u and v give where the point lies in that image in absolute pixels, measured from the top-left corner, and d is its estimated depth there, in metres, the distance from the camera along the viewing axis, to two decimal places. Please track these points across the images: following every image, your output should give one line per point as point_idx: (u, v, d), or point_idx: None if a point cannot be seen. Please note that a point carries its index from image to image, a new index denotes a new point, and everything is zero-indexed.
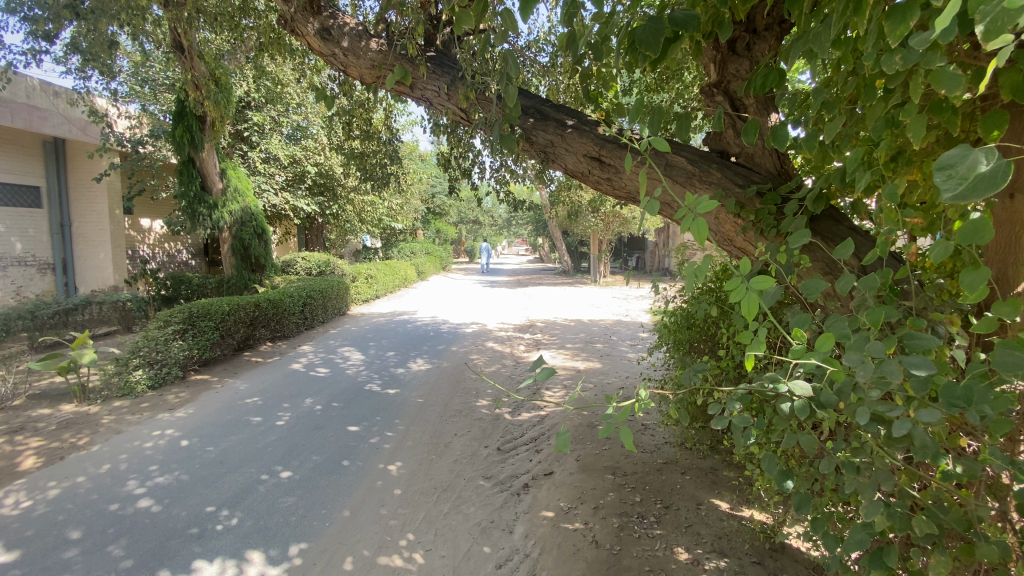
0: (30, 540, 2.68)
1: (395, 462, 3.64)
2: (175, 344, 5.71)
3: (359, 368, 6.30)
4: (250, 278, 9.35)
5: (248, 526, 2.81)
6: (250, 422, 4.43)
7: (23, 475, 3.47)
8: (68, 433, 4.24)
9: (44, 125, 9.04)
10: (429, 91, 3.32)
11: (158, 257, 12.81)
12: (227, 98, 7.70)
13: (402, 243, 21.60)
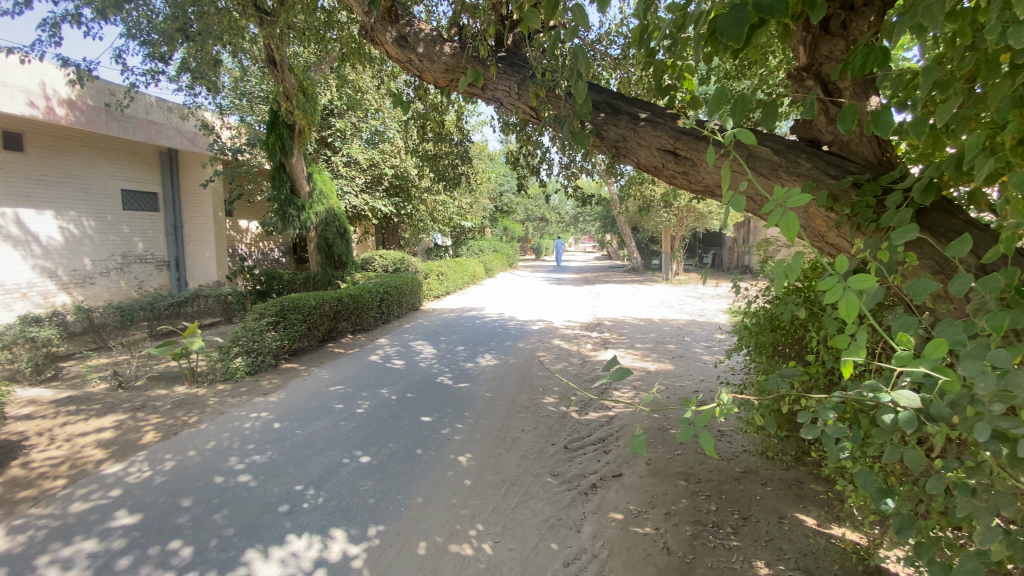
0: (148, 506, 3.04)
1: (465, 453, 3.75)
2: (269, 335, 6.24)
3: (431, 361, 6.54)
4: (334, 275, 9.95)
5: (331, 506, 3.01)
6: (333, 408, 4.75)
7: (144, 448, 3.95)
8: (181, 411, 4.77)
9: (160, 138, 10.19)
10: (499, 91, 3.37)
11: (254, 254, 14.05)
12: (313, 107, 8.26)
13: (469, 241, 22.09)
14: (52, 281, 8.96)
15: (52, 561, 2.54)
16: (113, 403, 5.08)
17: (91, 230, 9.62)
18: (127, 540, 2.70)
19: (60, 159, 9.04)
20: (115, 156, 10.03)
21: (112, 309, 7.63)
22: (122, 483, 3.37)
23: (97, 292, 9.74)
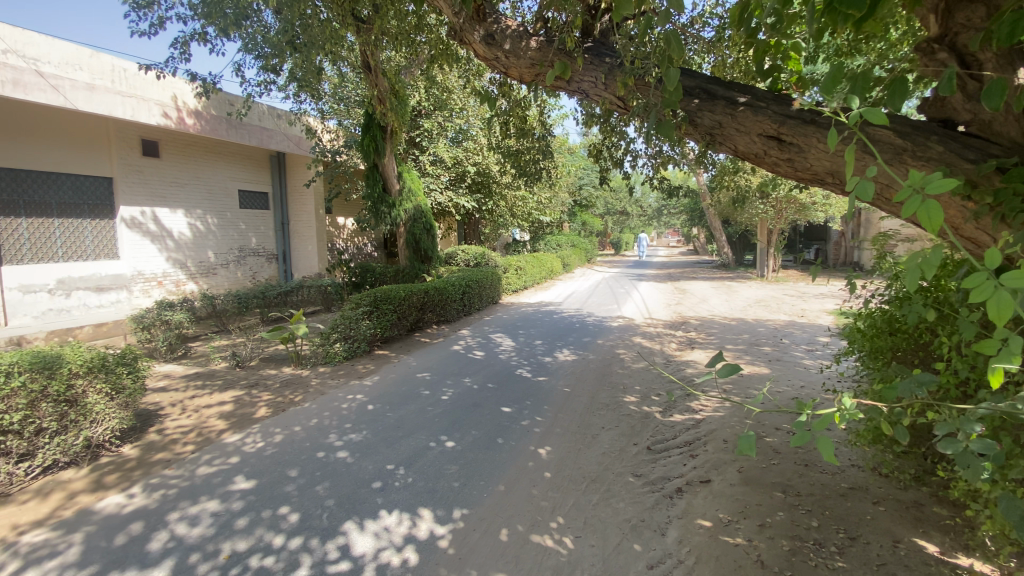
0: (262, 474, 3.40)
1: (545, 446, 3.77)
2: (364, 323, 6.68)
3: (511, 354, 6.65)
4: (420, 268, 10.41)
5: (419, 486, 3.17)
6: (420, 394, 4.99)
7: (258, 421, 4.40)
8: (287, 390, 5.26)
9: (270, 143, 11.22)
10: (585, 83, 3.31)
11: (349, 249, 15.10)
12: (403, 108, 8.66)
13: (548, 236, 22.10)
14: (182, 271, 10.22)
15: (185, 516, 2.91)
16: (232, 380, 5.72)
17: (213, 226, 10.84)
18: (244, 503, 3.03)
19: (189, 164, 10.28)
20: (233, 160, 11.22)
21: (231, 297, 8.58)
22: (241, 451, 3.79)
23: (219, 281, 10.98)
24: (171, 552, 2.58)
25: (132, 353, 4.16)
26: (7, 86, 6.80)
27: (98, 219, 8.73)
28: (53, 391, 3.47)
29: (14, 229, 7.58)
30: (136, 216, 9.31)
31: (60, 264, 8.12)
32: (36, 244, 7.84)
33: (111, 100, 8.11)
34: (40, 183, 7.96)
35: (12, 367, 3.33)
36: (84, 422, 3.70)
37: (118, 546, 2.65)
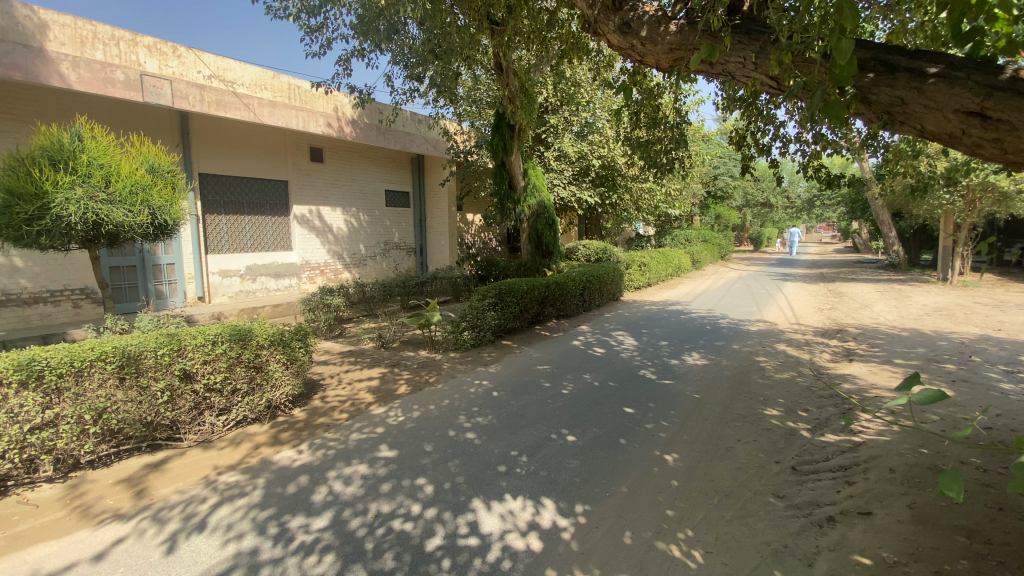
0: (402, 445, 3.75)
1: (672, 453, 3.60)
2: (489, 314, 7.00)
3: (634, 353, 6.45)
4: (542, 263, 10.51)
5: (542, 476, 3.24)
6: (542, 386, 5.09)
7: (398, 398, 4.87)
8: (423, 372, 5.74)
9: (412, 146, 12.21)
10: (731, 64, 3.07)
11: (477, 243, 15.90)
12: (531, 106, 8.81)
13: (676, 230, 20.96)
14: (338, 261, 11.65)
15: (339, 476, 3.33)
16: (377, 358, 6.41)
17: (364, 222, 12.15)
18: (388, 470, 3.37)
19: (345, 167, 11.65)
20: (381, 162, 12.46)
21: (377, 285, 9.58)
22: (385, 423, 4.23)
23: (368, 271, 12.32)
24: (330, 505, 2.97)
25: (302, 330, 4.87)
26: (213, 107, 8.37)
27: (276, 217, 10.35)
28: (244, 358, 4.22)
29: (217, 225, 9.32)
30: (304, 213, 10.81)
31: (249, 254, 9.82)
32: (232, 236, 9.57)
33: (288, 114, 9.49)
34: (235, 186, 9.64)
35: (217, 336, 4.12)
36: (266, 385, 4.43)
37: (290, 494, 3.13)
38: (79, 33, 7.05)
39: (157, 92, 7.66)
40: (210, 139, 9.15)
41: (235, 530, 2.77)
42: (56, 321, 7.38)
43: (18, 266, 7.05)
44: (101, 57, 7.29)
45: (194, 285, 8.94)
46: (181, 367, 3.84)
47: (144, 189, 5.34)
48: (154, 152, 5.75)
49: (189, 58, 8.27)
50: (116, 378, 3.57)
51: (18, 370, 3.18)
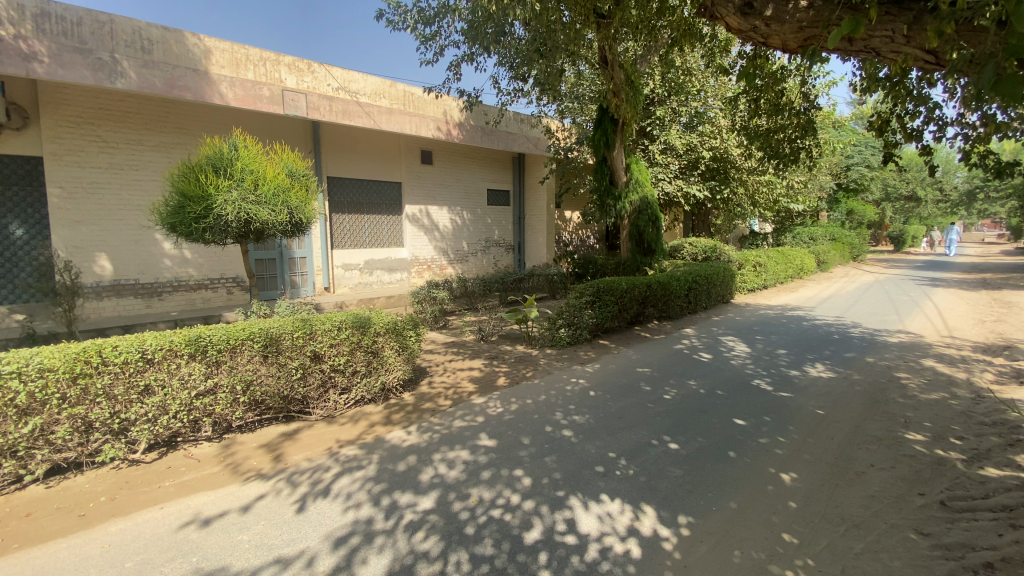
0: (501, 436, 3.86)
1: (789, 472, 3.29)
2: (587, 313, 6.92)
3: (746, 361, 5.98)
4: (642, 261, 10.09)
5: (642, 481, 3.14)
6: (642, 389, 4.92)
7: (497, 390, 5.02)
8: (521, 366, 5.84)
9: (514, 145, 12.43)
10: (877, 39, 2.72)
11: (575, 240, 15.80)
12: (637, 99, 8.50)
13: (797, 227, 19.04)
14: (444, 257, 12.26)
15: (443, 459, 3.52)
16: (478, 350, 6.65)
17: (467, 220, 12.65)
18: (488, 458, 3.49)
19: (451, 167, 12.20)
20: (484, 161, 12.88)
21: (478, 280, 9.94)
22: (485, 413, 4.37)
23: (470, 267, 12.82)
24: (435, 486, 3.15)
25: (413, 319, 5.23)
26: (339, 116, 9.25)
27: (390, 215, 11.16)
28: (363, 343, 4.64)
29: (340, 223, 10.30)
30: (414, 211, 11.53)
31: (366, 250, 10.71)
32: (352, 234, 10.50)
33: (403, 120, 10.19)
34: (356, 188, 10.55)
35: (341, 322, 4.58)
36: (381, 369, 4.81)
37: (400, 471, 3.37)
38: (235, 56, 8.14)
39: (294, 104, 8.64)
40: (336, 145, 10.11)
41: (353, 499, 3.05)
42: (214, 304, 8.66)
43: (188, 258, 8.38)
44: (252, 75, 8.35)
45: (321, 276, 9.96)
46: (311, 348, 4.33)
47: (283, 192, 6.04)
48: (291, 158, 6.47)
49: (321, 73, 9.18)
50: (260, 355, 4.11)
51: (188, 343, 3.80)
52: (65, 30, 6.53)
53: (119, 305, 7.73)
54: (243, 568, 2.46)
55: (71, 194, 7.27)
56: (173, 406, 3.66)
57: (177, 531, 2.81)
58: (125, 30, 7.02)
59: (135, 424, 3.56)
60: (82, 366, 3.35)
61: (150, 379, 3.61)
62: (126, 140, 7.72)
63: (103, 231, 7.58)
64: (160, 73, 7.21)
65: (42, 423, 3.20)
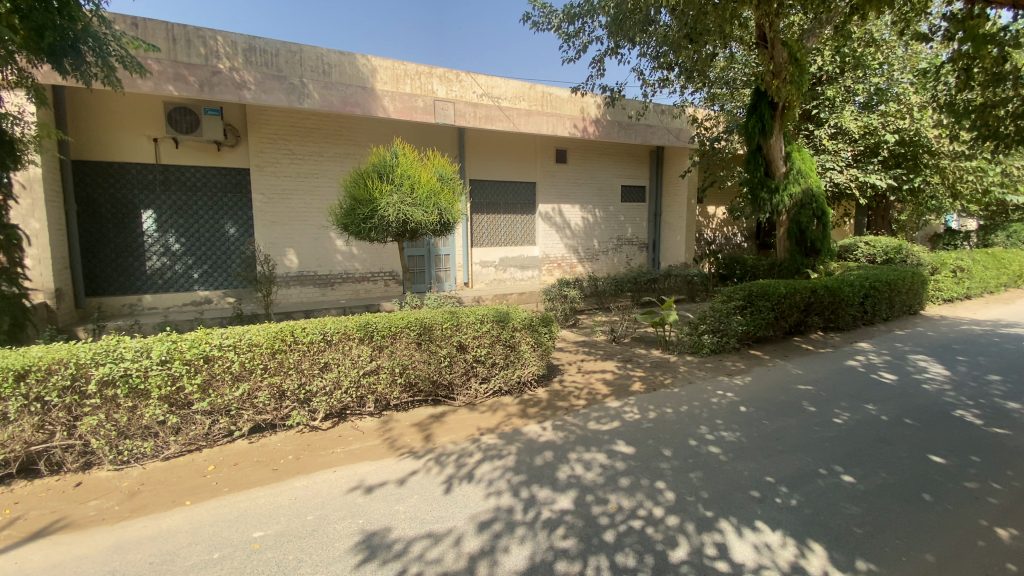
0: (641, 444, 3.71)
1: (1013, 530, 2.63)
2: (735, 319, 6.35)
3: (944, 386, 4.94)
4: (803, 263, 8.95)
5: (807, 514, 2.77)
6: (804, 409, 4.35)
7: (635, 395, 4.84)
8: (659, 372, 5.57)
9: (653, 139, 11.88)
10: None
11: (718, 238, 14.62)
12: (803, 79, 7.53)
13: (1015, 223, 15.27)
14: (575, 255, 12.24)
15: (580, 459, 3.49)
16: (611, 352, 6.49)
17: (600, 218, 12.45)
18: (627, 465, 3.38)
19: (587, 164, 12.11)
20: (619, 157, 12.56)
21: (611, 280, 9.70)
22: (622, 418, 4.25)
23: (601, 266, 12.64)
24: (573, 486, 3.13)
25: (547, 317, 5.27)
26: (483, 121, 9.76)
27: (525, 214, 11.47)
28: (503, 337, 4.84)
29: (480, 222, 10.87)
30: (548, 210, 11.68)
31: (502, 247, 11.14)
32: (489, 232, 11.02)
33: (540, 120, 10.37)
34: (495, 188, 11.03)
35: (483, 316, 4.82)
36: (518, 362, 4.95)
37: (538, 466, 3.42)
38: (395, 72, 9.03)
39: (444, 113, 9.32)
40: (478, 149, 10.69)
41: (494, 486, 3.18)
42: (373, 295, 9.76)
43: (354, 254, 9.55)
44: (409, 88, 9.20)
45: (462, 272, 10.63)
46: (457, 339, 4.63)
47: (434, 194, 6.56)
48: (442, 162, 6.98)
49: (468, 81, 9.75)
50: (414, 343, 4.51)
51: (358, 328, 4.32)
52: (267, 61, 7.90)
53: (301, 293, 9.12)
54: (400, 537, 2.71)
55: (270, 200, 8.76)
56: (345, 382, 4.20)
57: (345, 493, 3.20)
58: (311, 57, 8.22)
59: (315, 395, 4.14)
60: (279, 343, 4.00)
61: (328, 357, 4.17)
62: (310, 152, 9.04)
63: (292, 230, 8.98)
64: (337, 92, 8.32)
65: (249, 387, 3.89)
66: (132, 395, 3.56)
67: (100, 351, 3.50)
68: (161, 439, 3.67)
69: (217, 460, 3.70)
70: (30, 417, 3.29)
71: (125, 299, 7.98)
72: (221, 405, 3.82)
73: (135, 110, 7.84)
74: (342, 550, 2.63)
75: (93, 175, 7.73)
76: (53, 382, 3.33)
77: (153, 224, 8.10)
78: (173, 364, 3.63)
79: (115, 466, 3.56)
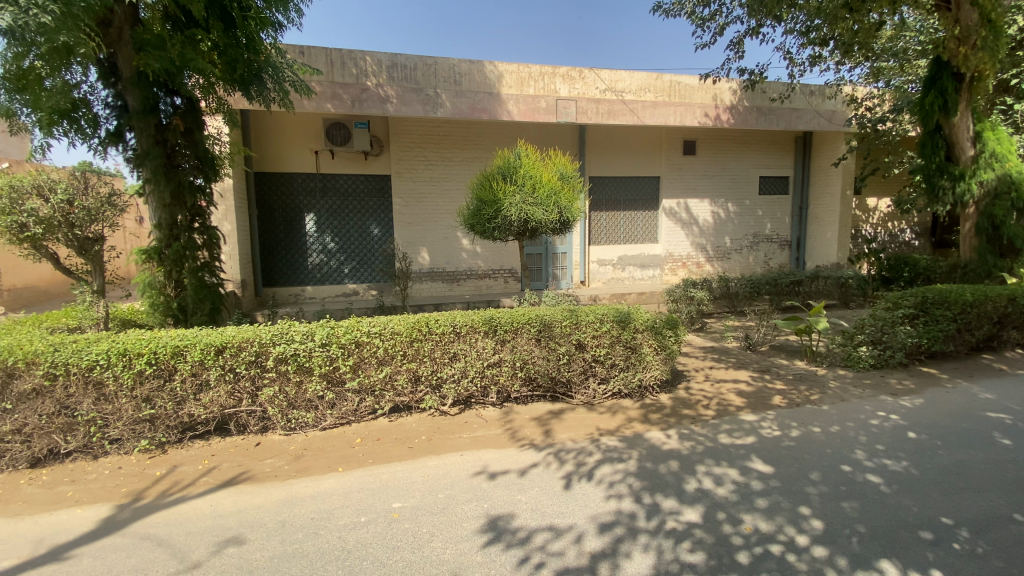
0: (781, 463, 3.37)
1: None
2: (902, 330, 5.46)
3: None
4: (997, 265, 7.39)
5: (1000, 568, 2.30)
6: (997, 442, 3.60)
7: (774, 409, 4.41)
8: (803, 386, 4.99)
9: (799, 124, 10.64)
10: None
11: (879, 235, 12.64)
12: (1001, 42, 6.20)
13: None
14: (702, 254, 11.47)
15: (710, 473, 3.28)
16: (744, 360, 5.97)
17: (732, 213, 11.51)
18: (765, 485, 3.10)
19: (718, 156, 11.27)
20: (755, 147, 11.49)
21: (744, 281, 8.91)
22: (758, 432, 3.90)
23: (732, 265, 11.69)
24: (702, 500, 2.96)
25: (674, 319, 4.94)
26: (606, 116, 9.60)
27: (648, 211, 11.06)
28: (624, 338, 4.72)
29: (600, 220, 10.73)
30: (674, 206, 11.08)
31: (622, 245, 10.87)
32: (610, 229, 10.83)
33: (667, 112, 9.87)
34: (616, 185, 10.81)
35: (604, 316, 4.75)
36: (639, 365, 4.80)
37: (662, 474, 3.29)
38: (520, 75, 9.26)
39: (566, 111, 9.34)
40: (601, 145, 10.56)
41: (616, 489, 3.12)
42: (495, 291, 10.17)
43: (479, 252, 10.03)
44: (533, 90, 9.38)
45: (580, 271, 10.61)
46: (577, 338, 4.63)
47: (556, 193, 6.61)
48: (564, 161, 7.02)
49: (591, 77, 9.66)
50: (535, 338, 4.61)
51: (484, 322, 4.54)
52: (407, 75, 8.62)
53: (431, 288, 9.85)
54: (523, 525, 2.79)
55: (407, 202, 9.58)
56: (471, 372, 4.45)
57: (472, 476, 3.39)
58: (444, 68, 8.80)
59: (445, 382, 4.44)
60: (415, 332, 4.36)
61: (457, 348, 4.45)
62: (442, 157, 9.67)
63: (424, 230, 9.72)
64: (466, 99, 8.80)
65: (390, 371, 4.30)
66: (299, 372, 4.14)
67: (276, 333, 4.13)
68: (320, 412, 4.22)
69: (364, 434, 4.17)
70: (226, 384, 3.99)
71: (291, 290, 9.31)
72: (367, 386, 4.28)
73: (302, 127, 9.08)
74: (470, 530, 2.79)
75: (270, 184, 9.12)
76: (243, 357, 4.01)
77: (314, 226, 9.34)
78: (331, 347, 4.16)
79: (285, 432, 4.18)
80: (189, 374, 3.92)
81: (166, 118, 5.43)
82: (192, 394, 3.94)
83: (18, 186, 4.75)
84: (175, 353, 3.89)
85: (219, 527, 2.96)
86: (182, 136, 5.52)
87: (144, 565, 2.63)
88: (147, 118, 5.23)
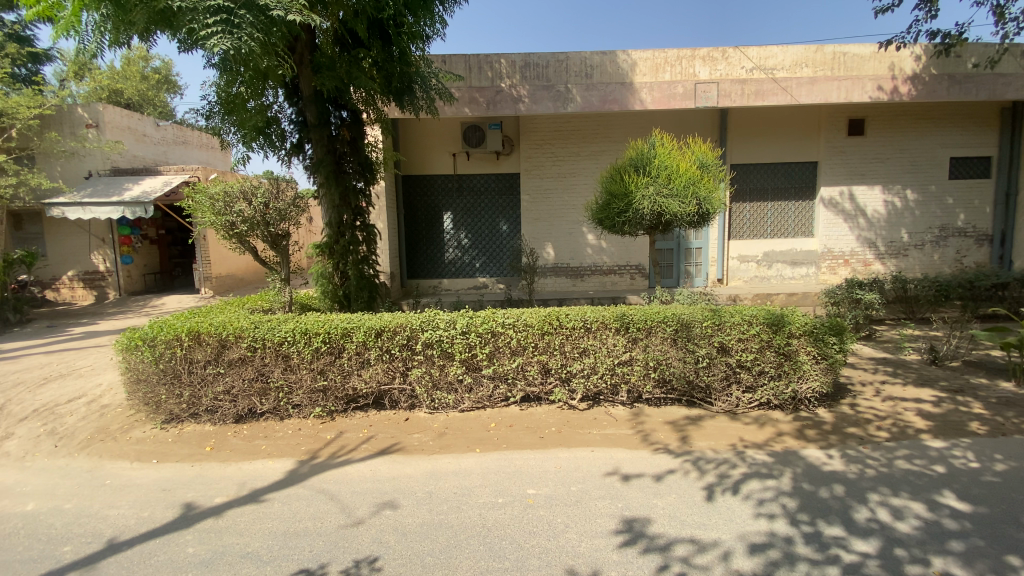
0: (981, 501, 2.81)
1: None
2: None
3: None
4: None
5: None
6: None
7: (970, 436, 3.67)
8: (1011, 412, 4.07)
9: (1007, 92, 8.65)
10: None
11: None
12: None
13: None
14: (870, 250, 9.88)
15: (886, 504, 2.83)
16: (929, 377, 5.03)
17: (913, 203, 9.72)
18: (961, 526, 2.60)
19: (894, 135, 9.61)
20: (946, 122, 9.58)
21: (926, 283, 7.48)
22: (948, 462, 3.28)
23: (910, 264, 9.88)
24: (875, 533, 2.58)
25: (840, 323, 4.32)
26: (752, 98, 8.72)
27: (800, 201, 9.88)
28: (775, 343, 4.28)
29: (741, 212, 9.86)
30: (835, 195, 9.70)
31: (768, 240, 9.85)
32: (754, 223, 9.88)
33: (828, 87, 8.60)
34: (761, 174, 9.85)
35: (752, 317, 4.35)
36: (793, 374, 4.31)
37: (824, 498, 2.92)
38: (655, 62, 8.86)
39: (706, 95, 8.70)
40: (743, 131, 9.70)
41: (767, 507, 2.85)
42: (620, 287, 9.92)
43: (605, 247, 9.86)
44: (669, 76, 8.91)
45: (716, 268, 9.92)
46: (719, 340, 4.32)
47: (694, 183, 6.22)
48: (704, 148, 6.57)
49: (736, 57, 8.87)
50: (671, 338, 4.40)
51: (616, 319, 4.46)
52: (539, 73, 8.78)
53: (555, 283, 9.95)
54: (662, 532, 2.69)
55: (535, 199, 9.76)
56: (601, 368, 4.41)
57: (605, 475, 3.35)
58: (576, 62, 8.78)
59: (575, 376, 4.46)
60: (547, 325, 4.44)
61: (587, 344, 4.43)
62: (572, 151, 9.67)
63: (551, 225, 9.82)
64: (598, 92, 8.68)
65: (522, 362, 4.44)
66: (441, 356, 4.47)
67: (423, 320, 4.50)
68: (459, 395, 4.52)
69: (497, 420, 4.37)
70: (382, 363, 4.48)
71: (431, 282, 10.08)
72: (501, 373, 4.47)
73: (443, 130, 9.75)
74: (605, 528, 2.76)
75: (415, 185, 9.97)
76: (396, 339, 4.45)
77: (451, 222, 10.00)
78: (470, 334, 4.42)
79: (429, 410, 4.55)
80: (354, 352, 4.46)
81: (336, 129, 6.21)
82: (356, 369, 4.48)
83: (230, 192, 5.80)
84: (343, 334, 4.45)
85: (377, 490, 3.33)
86: (348, 145, 6.30)
87: (319, 514, 3.08)
88: (322, 130, 6.00)
